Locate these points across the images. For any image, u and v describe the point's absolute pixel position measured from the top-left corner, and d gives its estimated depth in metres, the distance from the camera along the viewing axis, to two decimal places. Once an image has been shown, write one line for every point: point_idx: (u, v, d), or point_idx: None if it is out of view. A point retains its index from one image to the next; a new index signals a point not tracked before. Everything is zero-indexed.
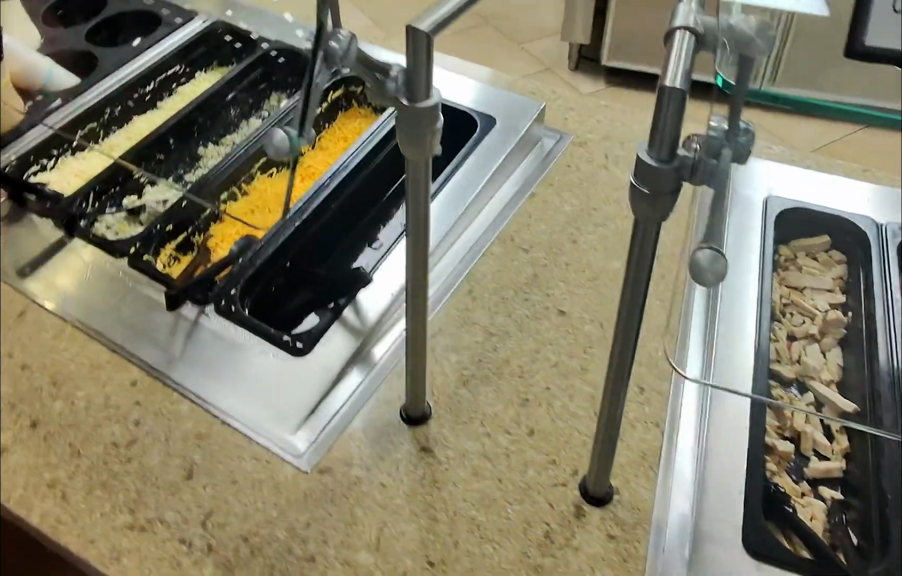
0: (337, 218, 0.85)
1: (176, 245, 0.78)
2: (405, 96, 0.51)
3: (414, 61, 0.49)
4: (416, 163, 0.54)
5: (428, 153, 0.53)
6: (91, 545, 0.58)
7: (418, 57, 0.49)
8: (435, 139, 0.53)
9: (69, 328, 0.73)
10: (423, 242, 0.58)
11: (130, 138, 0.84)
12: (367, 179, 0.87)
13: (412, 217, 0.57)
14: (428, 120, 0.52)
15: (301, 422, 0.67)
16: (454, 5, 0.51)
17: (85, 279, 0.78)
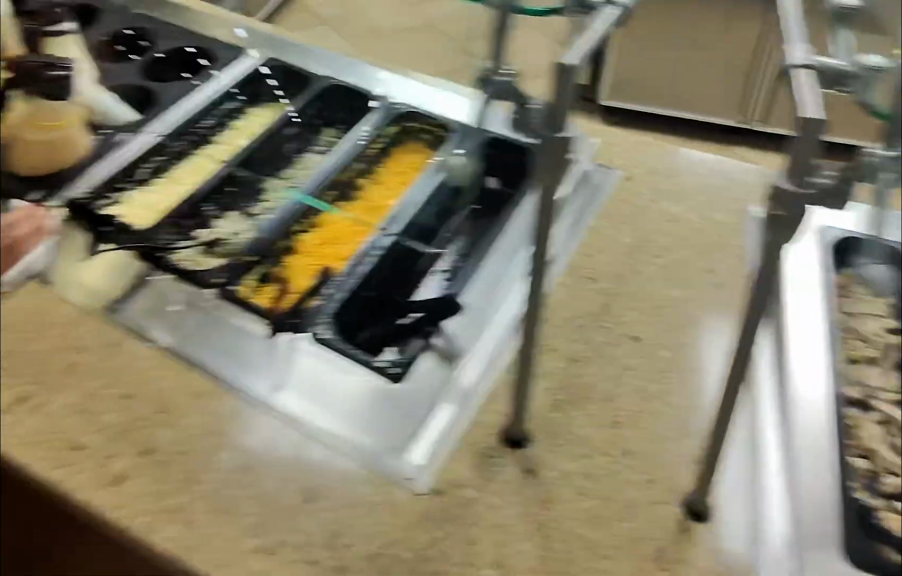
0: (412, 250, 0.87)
1: (260, 275, 0.86)
2: (544, 127, 0.59)
3: (557, 92, 0.58)
4: (548, 189, 0.61)
5: (559, 180, 0.61)
6: (224, 569, 0.59)
7: (563, 87, 0.57)
8: (566, 168, 0.60)
9: (166, 357, 0.75)
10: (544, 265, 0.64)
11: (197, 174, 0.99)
12: None
13: (536, 241, 0.63)
14: (562, 149, 0.59)
15: (408, 448, 0.68)
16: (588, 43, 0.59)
17: (175, 309, 0.79)
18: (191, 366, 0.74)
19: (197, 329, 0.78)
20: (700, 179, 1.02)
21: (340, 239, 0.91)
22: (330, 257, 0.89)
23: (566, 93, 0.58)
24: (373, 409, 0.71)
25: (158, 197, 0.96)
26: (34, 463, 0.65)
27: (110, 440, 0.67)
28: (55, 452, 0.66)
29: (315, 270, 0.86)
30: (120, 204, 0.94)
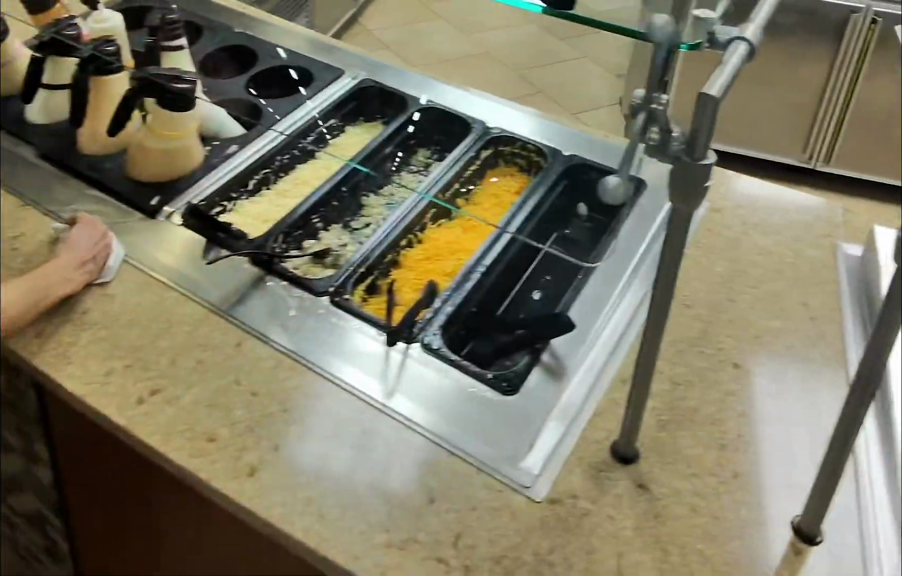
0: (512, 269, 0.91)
1: (368, 284, 0.91)
2: (685, 153, 0.63)
3: (700, 120, 0.61)
4: (682, 213, 0.64)
5: (694, 206, 0.64)
6: (357, 561, 0.62)
7: (706, 117, 0.61)
8: (704, 194, 0.64)
9: (286, 359, 0.78)
10: (671, 280, 0.67)
11: (297, 185, 1.03)
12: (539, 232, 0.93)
13: (667, 259, 0.66)
14: (701, 176, 0.63)
15: (523, 456, 0.70)
16: (731, 73, 0.62)
17: (291, 314, 0.82)
18: (310, 368, 0.77)
19: (315, 332, 0.80)
20: (790, 217, 1.02)
21: (443, 255, 0.93)
22: (435, 273, 0.90)
23: (706, 121, 0.61)
24: (489, 420, 0.73)
25: (264, 207, 1.00)
26: (170, 452, 0.68)
27: (241, 434, 0.70)
28: (189, 443, 0.69)
29: (419, 285, 0.89)
30: (231, 213, 0.99)
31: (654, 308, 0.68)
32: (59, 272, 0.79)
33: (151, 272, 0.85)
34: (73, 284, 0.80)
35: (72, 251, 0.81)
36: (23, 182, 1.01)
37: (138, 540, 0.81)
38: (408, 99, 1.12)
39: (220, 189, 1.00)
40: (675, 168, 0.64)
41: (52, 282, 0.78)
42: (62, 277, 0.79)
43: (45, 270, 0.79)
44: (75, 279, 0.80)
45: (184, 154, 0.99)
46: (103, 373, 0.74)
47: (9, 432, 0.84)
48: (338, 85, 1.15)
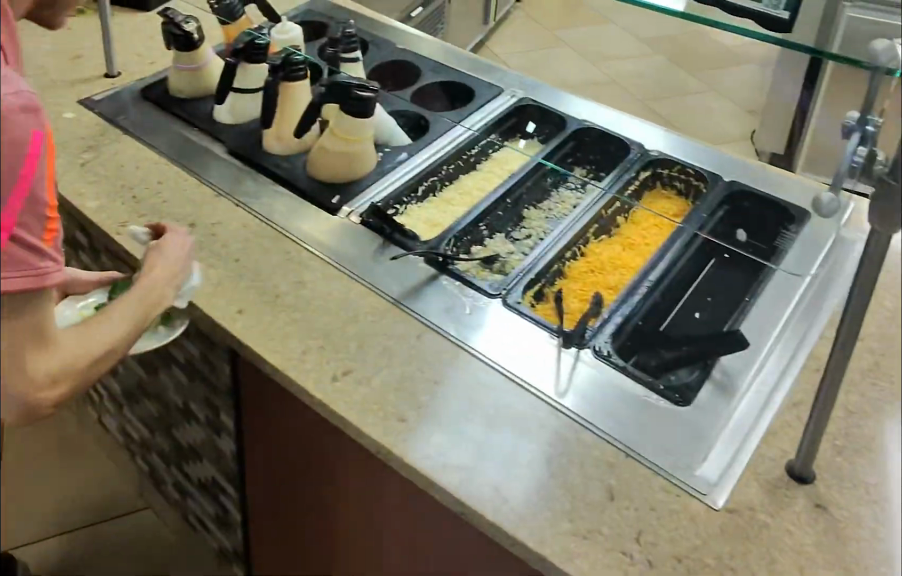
0: (674, 289, 0.93)
1: (536, 292, 0.92)
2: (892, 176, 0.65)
3: None
4: (881, 236, 0.66)
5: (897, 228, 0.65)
6: (544, 545, 0.65)
7: None
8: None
9: (464, 352, 0.81)
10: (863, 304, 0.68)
11: (462, 194, 1.06)
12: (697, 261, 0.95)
13: (861, 279, 0.68)
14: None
15: (700, 463, 0.72)
16: None
17: (468, 315, 0.85)
18: (488, 364, 0.80)
19: (491, 330, 0.83)
20: None
21: (605, 268, 0.96)
22: (600, 285, 0.94)
23: None
24: (662, 428, 0.75)
25: (433, 212, 1.03)
26: (366, 429, 0.73)
27: (429, 418, 0.74)
28: (381, 422, 0.73)
29: (586, 296, 0.92)
30: (402, 216, 1.03)
31: (842, 332, 0.70)
32: (163, 285, 0.78)
33: (336, 266, 0.91)
34: (170, 298, 0.80)
35: (166, 262, 0.81)
36: (215, 175, 1.04)
37: (314, 513, 0.88)
38: (566, 117, 1.13)
39: (401, 189, 1.04)
40: (881, 190, 0.66)
41: (158, 297, 0.78)
42: (163, 292, 0.79)
43: (148, 283, 0.77)
44: (171, 293, 0.80)
45: (356, 161, 1.02)
46: (300, 352, 0.80)
47: (197, 403, 0.96)
48: (495, 103, 1.17)
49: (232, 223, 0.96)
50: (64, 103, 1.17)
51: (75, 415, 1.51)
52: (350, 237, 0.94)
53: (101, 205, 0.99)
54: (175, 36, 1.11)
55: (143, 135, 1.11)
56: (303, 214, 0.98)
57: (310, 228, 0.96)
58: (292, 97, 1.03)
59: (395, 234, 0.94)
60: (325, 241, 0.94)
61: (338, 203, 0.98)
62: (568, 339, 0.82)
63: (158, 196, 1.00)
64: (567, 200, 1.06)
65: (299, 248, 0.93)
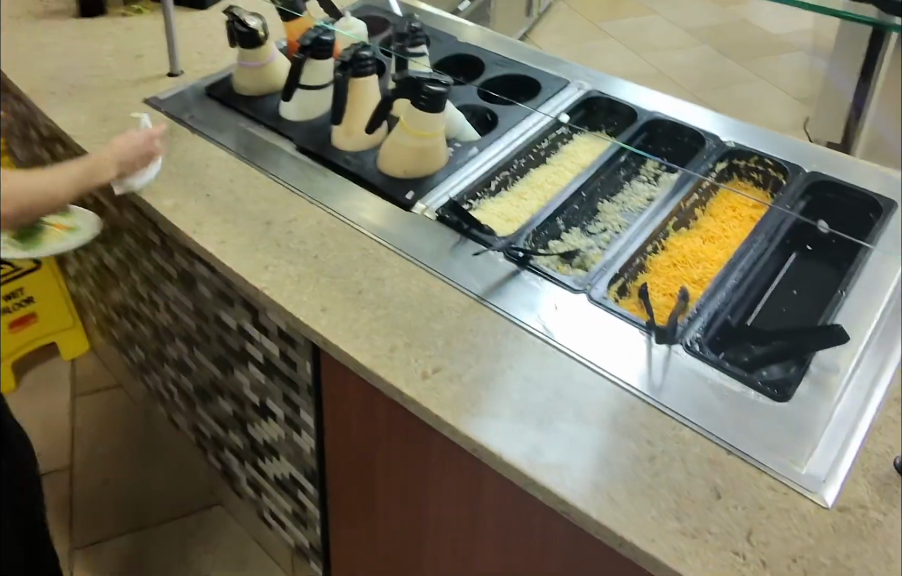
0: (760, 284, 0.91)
1: (620, 286, 0.90)
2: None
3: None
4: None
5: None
6: (654, 544, 0.64)
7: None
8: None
9: (555, 348, 0.80)
10: None
11: (535, 189, 1.03)
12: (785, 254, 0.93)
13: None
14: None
15: (805, 461, 0.70)
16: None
17: (555, 313, 0.83)
18: (579, 361, 0.78)
19: (579, 327, 0.82)
20: None
21: (688, 262, 0.94)
22: (683, 279, 0.92)
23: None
24: (762, 424, 0.73)
25: (508, 208, 1.00)
26: (461, 426, 0.71)
27: (524, 416, 0.73)
28: (476, 420, 0.72)
29: (672, 291, 0.90)
30: (477, 211, 0.99)
31: None
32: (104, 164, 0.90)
33: (415, 262, 0.89)
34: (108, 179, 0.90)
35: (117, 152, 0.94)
36: (287, 173, 1.01)
37: (403, 508, 0.88)
38: (637, 109, 1.09)
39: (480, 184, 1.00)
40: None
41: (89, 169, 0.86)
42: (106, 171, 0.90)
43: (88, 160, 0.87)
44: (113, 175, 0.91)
45: (429, 155, 0.98)
46: (387, 349, 0.78)
47: (274, 401, 0.96)
48: (563, 94, 1.14)
49: (309, 218, 0.94)
50: (130, 103, 1.15)
51: (147, 419, 1.53)
52: (426, 231, 0.93)
53: (176, 203, 0.95)
54: (238, 34, 1.08)
55: (208, 131, 1.08)
56: (377, 215, 0.95)
57: (386, 224, 0.93)
58: (362, 94, 1.00)
59: (472, 229, 0.92)
60: (401, 233, 0.92)
61: (412, 199, 0.96)
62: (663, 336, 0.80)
63: (232, 192, 0.97)
64: (638, 191, 1.06)
65: (375, 244, 0.91)
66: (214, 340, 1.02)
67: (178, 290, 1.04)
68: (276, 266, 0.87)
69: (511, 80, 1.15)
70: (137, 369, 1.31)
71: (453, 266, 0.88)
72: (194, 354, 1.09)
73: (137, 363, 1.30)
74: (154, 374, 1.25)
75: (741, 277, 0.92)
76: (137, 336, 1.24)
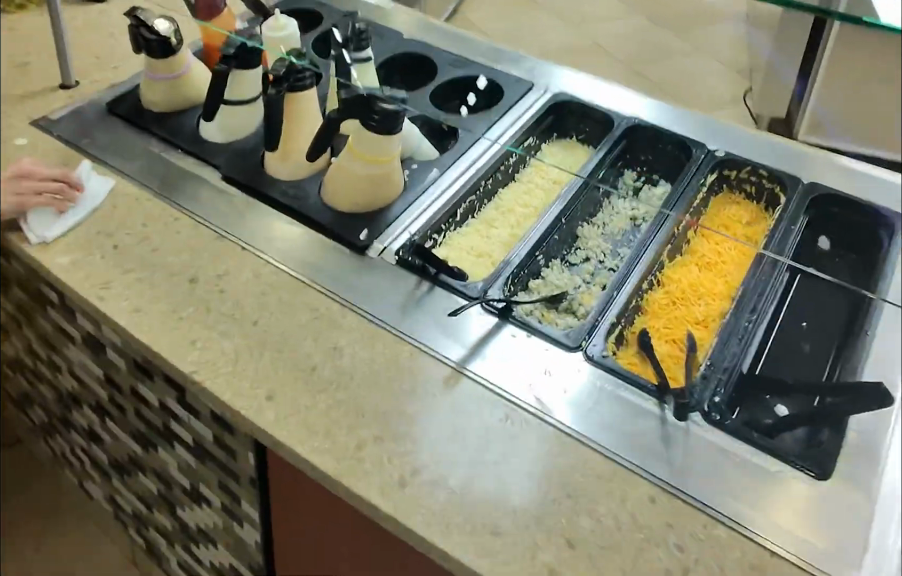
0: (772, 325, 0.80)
1: (617, 335, 0.77)
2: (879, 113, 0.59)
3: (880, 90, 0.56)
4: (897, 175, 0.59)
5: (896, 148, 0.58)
6: None
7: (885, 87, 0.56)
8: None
9: (554, 428, 0.67)
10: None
11: (504, 214, 0.90)
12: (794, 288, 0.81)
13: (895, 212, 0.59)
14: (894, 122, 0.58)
15: (860, 557, 0.60)
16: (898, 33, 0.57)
17: (549, 381, 0.70)
18: (583, 442, 0.66)
19: (580, 400, 0.69)
20: None
21: (688, 298, 0.82)
22: (685, 320, 0.80)
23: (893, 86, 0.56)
24: (809, 512, 0.62)
25: (477, 241, 0.86)
26: (453, 547, 0.58)
27: (528, 527, 0.60)
28: (471, 536, 0.59)
29: (677, 337, 0.78)
30: (442, 245, 0.85)
31: None
32: None
33: (377, 323, 0.74)
34: None
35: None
36: (212, 212, 0.84)
37: None
38: (612, 115, 0.97)
39: (445, 214, 0.86)
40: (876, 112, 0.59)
41: None
42: None
43: None
44: None
45: (384, 185, 0.83)
46: (354, 447, 0.63)
47: (208, 487, 0.81)
48: (526, 99, 1.00)
49: (243, 271, 0.77)
50: (12, 124, 0.95)
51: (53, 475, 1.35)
52: (387, 280, 0.78)
53: (75, 258, 0.78)
54: (146, 42, 0.90)
55: (111, 158, 0.90)
56: (326, 261, 0.79)
57: (339, 272, 0.78)
58: (301, 114, 0.84)
59: (441, 273, 0.78)
60: (360, 286, 0.77)
61: (367, 238, 0.81)
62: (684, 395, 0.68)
63: (146, 241, 0.80)
64: (619, 210, 0.95)
65: (326, 300, 0.76)
66: (131, 413, 0.85)
67: (84, 354, 0.86)
68: (206, 339, 0.70)
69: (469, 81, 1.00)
70: (40, 430, 1.12)
71: (423, 325, 0.74)
72: (107, 425, 0.92)
73: (38, 424, 1.11)
74: (59, 438, 1.07)
75: (757, 314, 0.80)
76: (35, 395, 1.05)
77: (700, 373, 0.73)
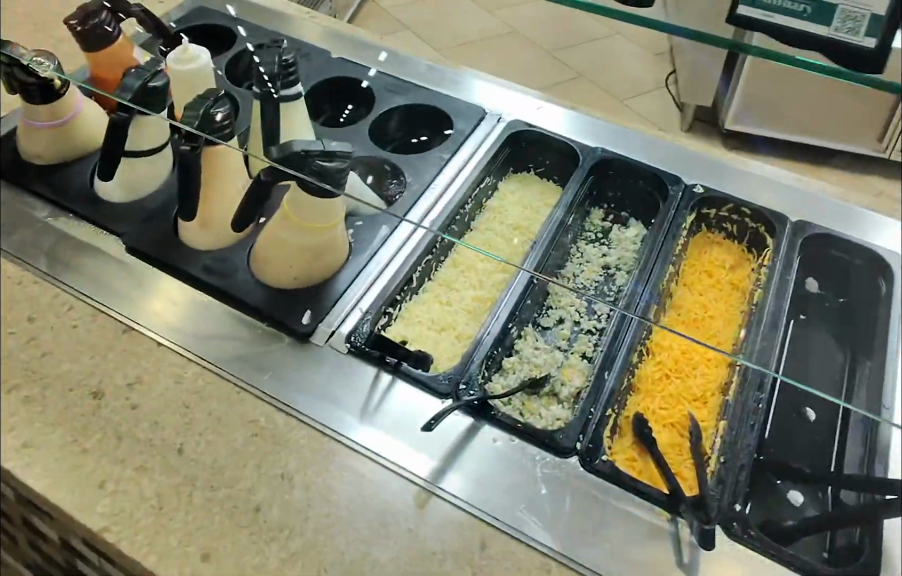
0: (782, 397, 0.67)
1: (612, 424, 0.67)
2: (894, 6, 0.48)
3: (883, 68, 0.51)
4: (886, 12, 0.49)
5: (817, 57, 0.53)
6: None
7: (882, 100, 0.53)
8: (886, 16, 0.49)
9: (554, 560, 0.58)
10: None
11: (464, 274, 0.76)
12: (793, 350, 0.73)
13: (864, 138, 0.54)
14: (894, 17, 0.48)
15: None
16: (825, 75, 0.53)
17: (543, 499, 0.61)
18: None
19: (580, 521, 0.60)
20: None
21: (684, 369, 0.71)
22: (682, 397, 0.70)
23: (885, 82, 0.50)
24: None
25: (437, 310, 0.74)
26: None
27: None
28: None
29: (677, 422, 0.69)
30: (397, 319, 0.72)
31: None
32: None
33: (337, 439, 0.62)
34: None
35: None
36: (116, 299, 0.69)
37: None
38: (578, 149, 0.85)
39: (400, 281, 0.72)
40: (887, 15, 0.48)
41: None
42: None
43: None
44: None
45: (328, 256, 0.70)
46: None
47: None
48: (477, 130, 0.86)
49: (161, 376, 0.64)
50: None
51: None
52: (341, 376, 0.66)
53: None
54: (22, 85, 0.76)
55: None
56: (261, 354, 0.67)
57: (282, 368, 0.66)
58: (223, 172, 0.70)
59: (401, 363, 0.66)
60: (308, 388, 0.65)
61: (311, 322, 0.68)
62: (709, 518, 0.60)
63: (34, 344, 0.66)
64: (589, 257, 0.82)
65: (268, 410, 0.63)
66: (25, 544, 0.70)
67: None
68: (123, 482, 0.58)
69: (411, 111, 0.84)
70: None
71: (390, 435, 0.63)
72: None
73: None
74: None
75: (761, 392, 0.68)
76: None
77: (715, 475, 0.63)
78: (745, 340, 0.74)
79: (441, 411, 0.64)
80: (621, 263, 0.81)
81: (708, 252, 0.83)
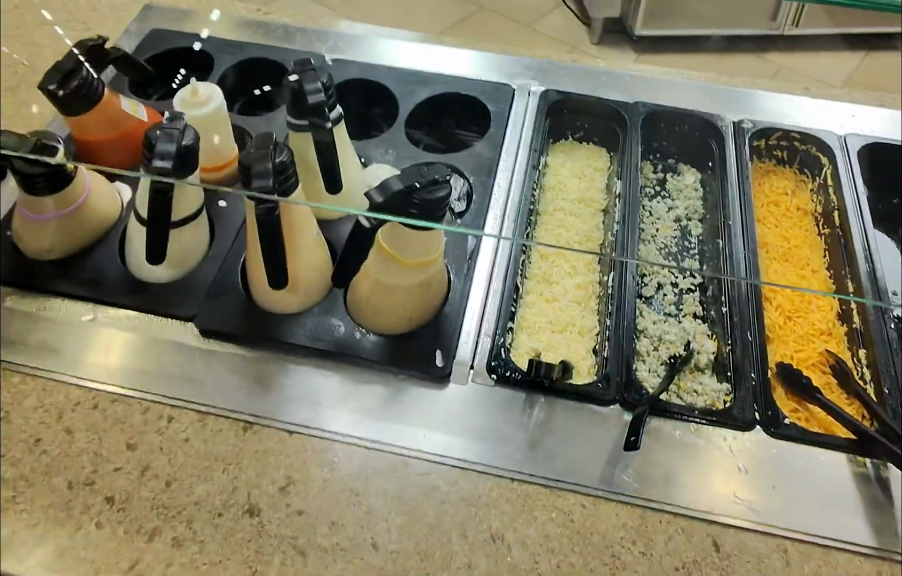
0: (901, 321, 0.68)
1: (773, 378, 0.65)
2: None
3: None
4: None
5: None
6: None
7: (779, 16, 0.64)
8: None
9: (789, 541, 0.57)
10: None
11: (562, 263, 0.72)
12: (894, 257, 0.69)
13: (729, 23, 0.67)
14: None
15: None
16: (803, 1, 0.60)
17: (752, 483, 0.59)
18: (823, 544, 0.57)
19: (795, 493, 0.59)
20: None
21: (805, 308, 0.71)
22: (811, 336, 0.70)
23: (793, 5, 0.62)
24: None
25: (548, 310, 0.69)
26: None
27: None
28: None
29: (819, 362, 0.68)
30: (519, 331, 0.67)
31: None
32: None
33: (530, 481, 0.58)
34: None
35: None
36: (221, 397, 0.61)
37: None
38: (621, 105, 0.79)
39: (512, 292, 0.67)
40: None
41: None
42: None
43: None
44: None
45: (437, 288, 0.64)
46: None
47: None
48: (512, 109, 0.78)
49: (313, 470, 0.58)
50: None
51: None
52: (499, 413, 0.61)
53: (76, 548, 0.54)
54: (23, 177, 0.62)
55: (32, 362, 0.63)
56: (404, 415, 0.61)
57: (437, 421, 0.60)
58: (300, 226, 0.61)
59: (556, 381, 0.62)
60: (472, 432, 0.60)
61: (446, 362, 0.62)
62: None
63: (152, 474, 0.57)
64: (658, 213, 0.79)
65: (445, 473, 0.58)
66: None
67: None
68: None
69: (442, 103, 0.77)
70: None
71: (578, 461, 0.59)
72: None
73: None
74: None
75: (889, 317, 0.68)
76: None
77: (886, 404, 0.63)
78: (855, 262, 0.70)
79: (635, 424, 0.60)
80: (690, 212, 0.79)
81: (768, 180, 0.79)
